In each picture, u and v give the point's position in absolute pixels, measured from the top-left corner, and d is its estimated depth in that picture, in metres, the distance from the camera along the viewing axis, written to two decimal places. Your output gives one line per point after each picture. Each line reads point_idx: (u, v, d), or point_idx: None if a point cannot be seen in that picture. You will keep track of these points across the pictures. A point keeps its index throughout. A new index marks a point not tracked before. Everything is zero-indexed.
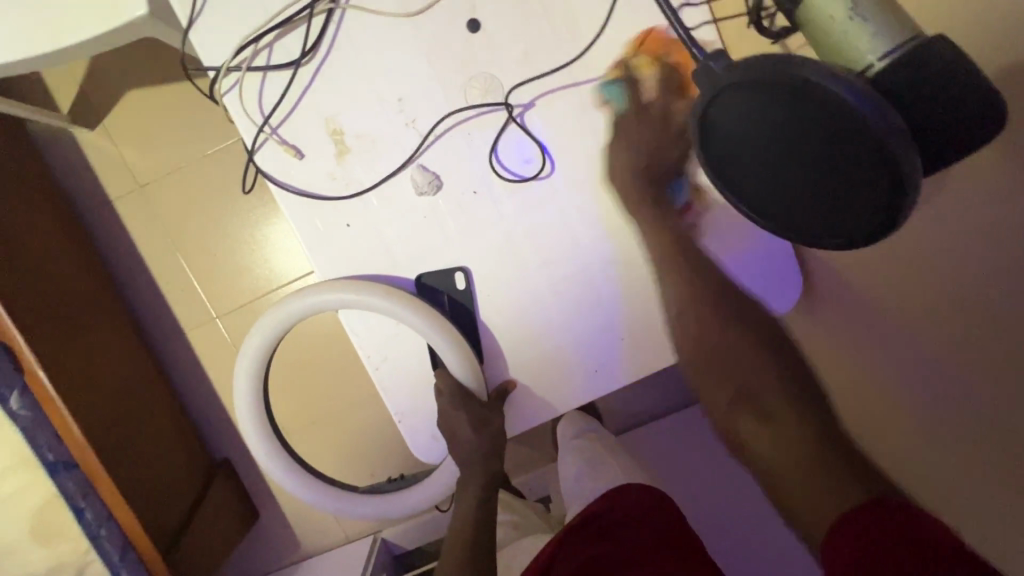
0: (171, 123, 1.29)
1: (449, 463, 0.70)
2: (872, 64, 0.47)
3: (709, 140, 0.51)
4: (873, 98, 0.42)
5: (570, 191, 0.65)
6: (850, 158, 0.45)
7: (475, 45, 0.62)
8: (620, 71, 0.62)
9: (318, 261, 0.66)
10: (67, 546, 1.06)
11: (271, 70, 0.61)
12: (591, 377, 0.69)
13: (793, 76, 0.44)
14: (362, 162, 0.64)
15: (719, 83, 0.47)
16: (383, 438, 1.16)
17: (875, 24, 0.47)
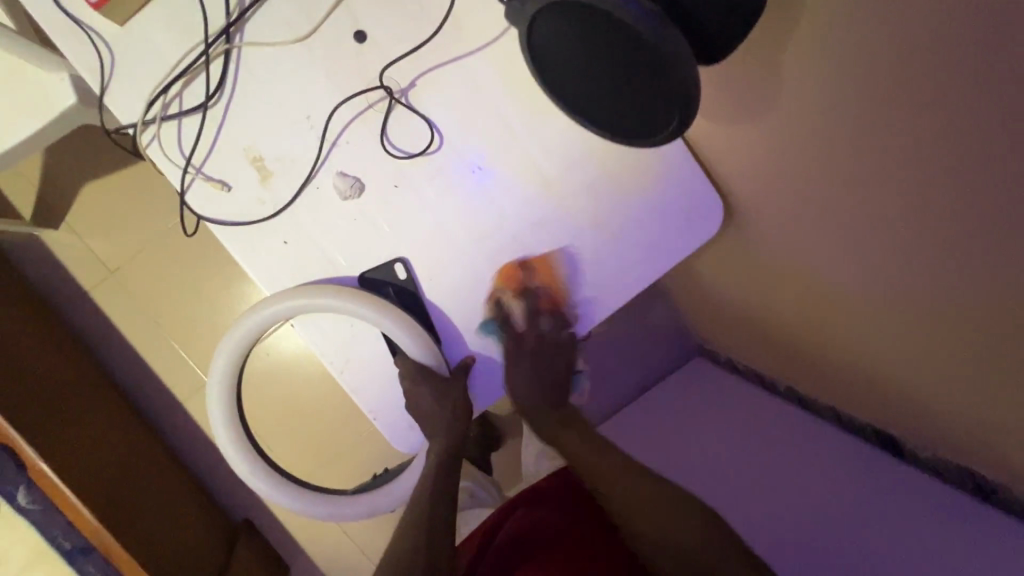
0: (130, 205, 1.35)
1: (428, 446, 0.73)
2: None
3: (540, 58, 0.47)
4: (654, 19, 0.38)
5: (481, 164, 0.70)
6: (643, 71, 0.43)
7: (365, 53, 0.67)
8: (498, 38, 0.67)
9: (264, 281, 0.70)
10: None
11: (184, 115, 0.66)
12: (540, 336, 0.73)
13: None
14: (286, 182, 0.68)
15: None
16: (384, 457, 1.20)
17: None
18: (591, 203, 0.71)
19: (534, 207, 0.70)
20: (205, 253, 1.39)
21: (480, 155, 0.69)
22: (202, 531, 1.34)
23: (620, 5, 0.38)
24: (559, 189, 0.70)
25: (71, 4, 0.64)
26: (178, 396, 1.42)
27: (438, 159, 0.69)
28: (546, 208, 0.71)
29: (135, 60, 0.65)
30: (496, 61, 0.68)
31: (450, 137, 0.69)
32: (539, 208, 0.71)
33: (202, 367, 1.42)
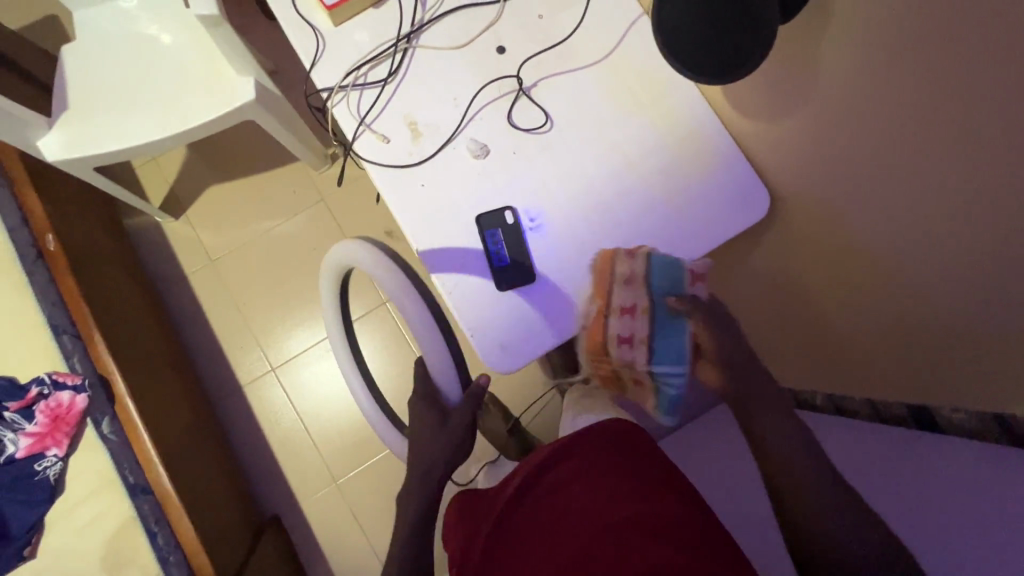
0: (242, 205, 1.59)
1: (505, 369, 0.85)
2: None
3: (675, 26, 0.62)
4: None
5: (580, 145, 0.90)
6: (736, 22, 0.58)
7: (504, 60, 0.92)
8: (601, 60, 0.92)
9: (400, 213, 0.87)
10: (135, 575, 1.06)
11: (367, 87, 0.89)
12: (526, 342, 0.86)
13: None
14: (431, 141, 0.89)
15: None
16: None
17: None
18: (663, 185, 0.90)
19: (619, 181, 0.89)
20: (295, 252, 1.59)
21: (580, 138, 0.90)
22: (237, 511, 1.35)
23: None
24: (637, 170, 0.90)
25: (303, 7, 0.90)
26: (240, 380, 1.52)
27: (548, 137, 0.90)
28: (628, 182, 0.89)
29: (340, 47, 0.90)
30: (598, 74, 0.92)
31: (559, 123, 0.91)
32: (622, 182, 0.89)
33: (269, 355, 1.54)
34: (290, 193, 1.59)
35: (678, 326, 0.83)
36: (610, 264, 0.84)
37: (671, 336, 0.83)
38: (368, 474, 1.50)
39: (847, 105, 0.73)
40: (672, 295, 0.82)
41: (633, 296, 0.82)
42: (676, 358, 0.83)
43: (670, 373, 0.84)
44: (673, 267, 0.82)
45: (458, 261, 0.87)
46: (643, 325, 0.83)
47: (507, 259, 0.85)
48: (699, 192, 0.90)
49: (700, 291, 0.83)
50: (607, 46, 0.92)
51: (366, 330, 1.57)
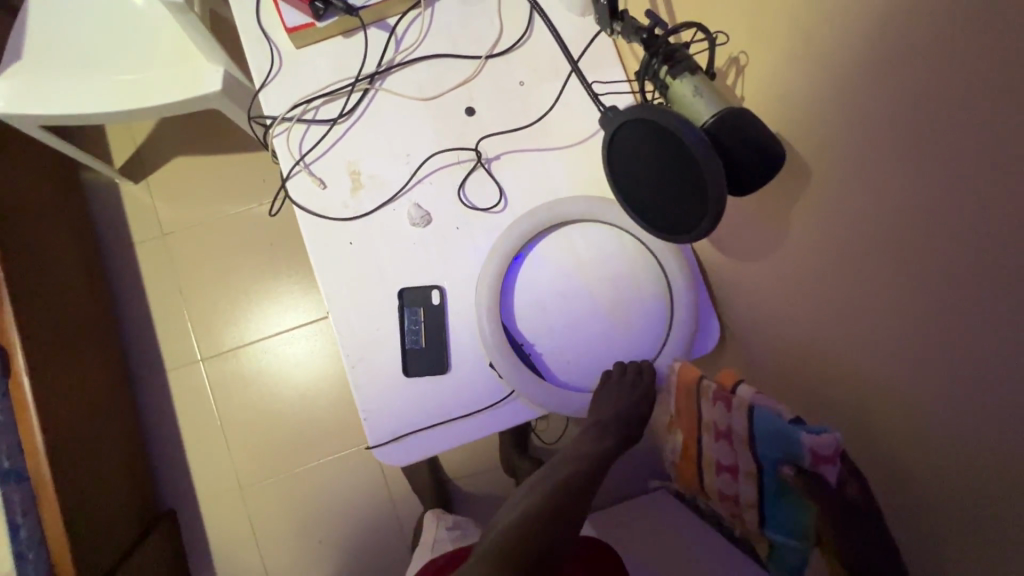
0: (208, 184, 1.51)
1: (392, 457, 0.78)
2: (705, 119, 0.51)
3: (625, 169, 0.56)
4: (700, 135, 0.46)
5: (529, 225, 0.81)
6: (683, 179, 0.49)
7: (470, 123, 0.83)
8: (574, 144, 0.83)
9: (318, 267, 0.80)
10: None
11: (314, 123, 0.81)
12: (631, 333, 0.83)
13: (663, 120, 0.48)
14: (369, 196, 0.81)
15: (615, 118, 0.53)
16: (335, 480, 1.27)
17: (712, 97, 0.52)
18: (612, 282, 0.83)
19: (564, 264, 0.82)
20: (252, 244, 1.52)
21: None
22: (129, 504, 1.29)
23: (685, 133, 0.46)
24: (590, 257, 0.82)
25: (265, 20, 0.82)
26: (166, 364, 1.46)
27: (497, 217, 0.82)
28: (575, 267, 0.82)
29: (296, 73, 0.82)
30: (567, 158, 0.83)
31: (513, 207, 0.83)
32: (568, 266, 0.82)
33: (202, 344, 1.48)
34: (258, 180, 1.52)
35: (795, 499, 0.65)
36: (696, 400, 0.76)
37: (784, 509, 0.67)
38: (277, 488, 1.45)
39: (807, 276, 0.65)
40: (786, 465, 0.62)
41: (732, 455, 0.71)
42: (791, 530, 0.67)
43: (783, 542, 0.69)
44: (783, 441, 0.61)
45: (369, 333, 0.79)
46: (746, 489, 0.70)
47: (422, 343, 0.78)
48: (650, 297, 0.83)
49: (829, 477, 0.59)
50: (584, 131, 0.84)
51: (308, 339, 1.51)
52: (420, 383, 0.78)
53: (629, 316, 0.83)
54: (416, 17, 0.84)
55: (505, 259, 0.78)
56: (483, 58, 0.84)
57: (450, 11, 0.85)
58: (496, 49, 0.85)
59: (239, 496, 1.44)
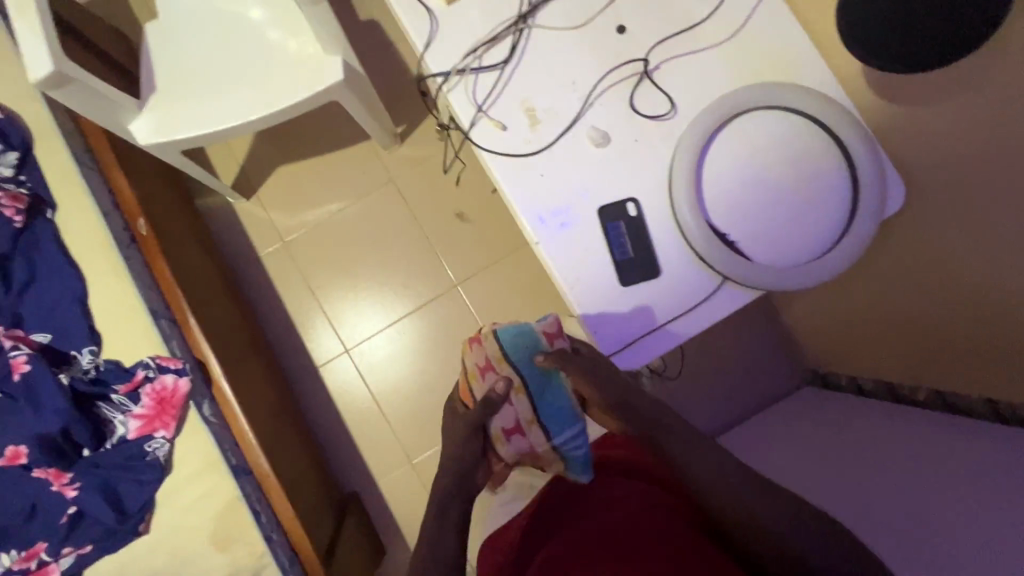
0: (314, 186, 1.57)
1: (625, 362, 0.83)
2: None
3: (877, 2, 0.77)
4: None
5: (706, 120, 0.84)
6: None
7: (623, 41, 0.87)
8: (725, 39, 0.86)
9: (517, 205, 0.85)
10: (244, 550, 1.10)
11: (482, 70, 0.86)
12: (826, 202, 0.83)
13: None
14: (548, 128, 0.85)
15: None
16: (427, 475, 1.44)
17: None
18: (797, 155, 0.84)
19: (746, 149, 0.84)
20: (366, 234, 1.58)
21: None
22: (323, 489, 1.39)
23: None
24: (770, 137, 0.84)
25: None
26: (316, 361, 1.54)
27: (670, 122, 0.86)
28: (756, 149, 0.84)
29: (455, 26, 0.86)
30: (722, 53, 0.86)
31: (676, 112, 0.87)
32: (751, 149, 0.84)
33: (344, 335, 1.56)
34: (359, 173, 1.58)
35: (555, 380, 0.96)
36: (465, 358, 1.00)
37: (555, 403, 0.97)
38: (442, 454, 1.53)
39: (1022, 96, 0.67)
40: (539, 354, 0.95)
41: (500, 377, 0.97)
42: (566, 420, 0.97)
43: (571, 441, 0.96)
44: (522, 339, 0.96)
45: (578, 253, 0.84)
46: (523, 401, 0.96)
47: (630, 252, 0.83)
48: (839, 162, 0.83)
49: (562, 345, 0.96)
50: (733, 25, 0.86)
51: (438, 312, 1.56)
52: (636, 290, 0.84)
53: (820, 186, 0.84)
54: None
55: (694, 153, 0.82)
56: None
57: None
58: None
59: (410, 468, 1.52)
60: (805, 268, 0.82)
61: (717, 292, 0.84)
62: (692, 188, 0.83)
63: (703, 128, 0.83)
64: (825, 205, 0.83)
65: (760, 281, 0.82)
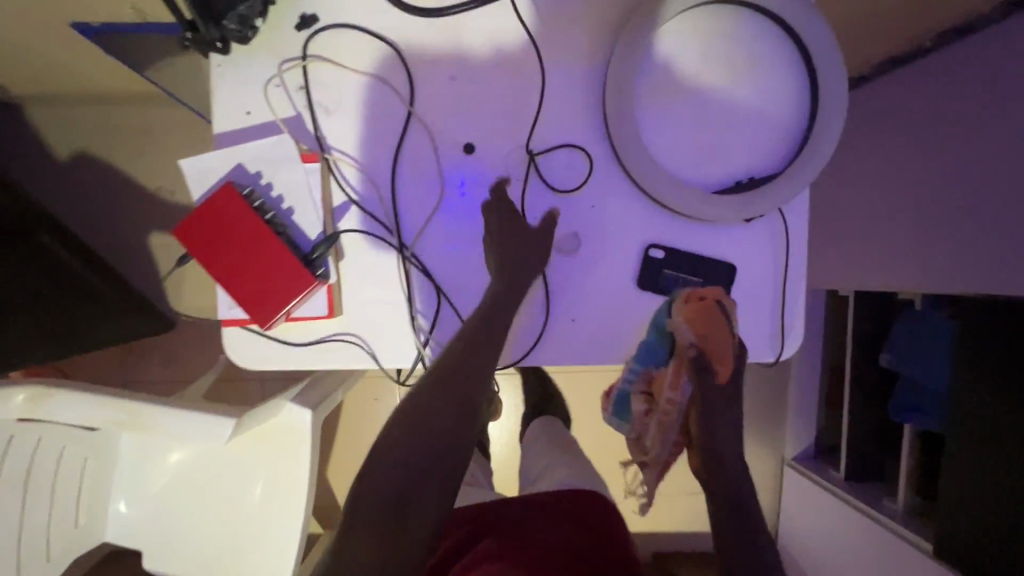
0: (360, 451, 1.47)
1: (791, 345, 0.77)
2: None
3: None
4: None
5: (618, 122, 0.72)
6: None
7: (482, 153, 0.73)
8: (544, 49, 0.72)
9: (591, 361, 0.76)
10: None
11: (435, 319, 0.73)
12: (764, 56, 0.73)
13: None
14: (533, 286, 0.75)
15: None
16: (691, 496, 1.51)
17: None
18: (703, 55, 0.72)
19: (667, 101, 0.72)
20: None
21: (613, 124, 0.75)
22: None
23: None
24: (671, 72, 0.72)
25: (300, 334, 0.72)
26: None
27: (590, 161, 0.74)
28: (673, 92, 0.72)
29: (370, 319, 0.73)
30: (553, 59, 0.72)
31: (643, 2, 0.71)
32: (670, 97, 0.72)
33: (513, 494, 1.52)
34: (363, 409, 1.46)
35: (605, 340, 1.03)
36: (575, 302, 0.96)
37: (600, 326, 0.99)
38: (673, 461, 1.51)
39: None
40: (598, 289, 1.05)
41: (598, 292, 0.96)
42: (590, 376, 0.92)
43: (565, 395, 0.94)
44: None
45: None
46: None
47: (696, 279, 0.75)
48: (736, 19, 0.72)
49: None
50: (536, 28, 0.72)
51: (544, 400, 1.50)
52: (738, 296, 0.76)
53: (745, 52, 0.72)
54: (339, 165, 0.71)
55: (645, 160, 0.71)
56: (413, 110, 0.72)
57: (342, 126, 0.71)
58: (406, 93, 0.72)
59: (670, 495, 1.51)
60: (821, 121, 0.71)
61: (787, 213, 0.75)
62: (675, 182, 0.72)
63: (624, 135, 0.71)
64: (768, 60, 0.73)
65: (808, 174, 0.72)
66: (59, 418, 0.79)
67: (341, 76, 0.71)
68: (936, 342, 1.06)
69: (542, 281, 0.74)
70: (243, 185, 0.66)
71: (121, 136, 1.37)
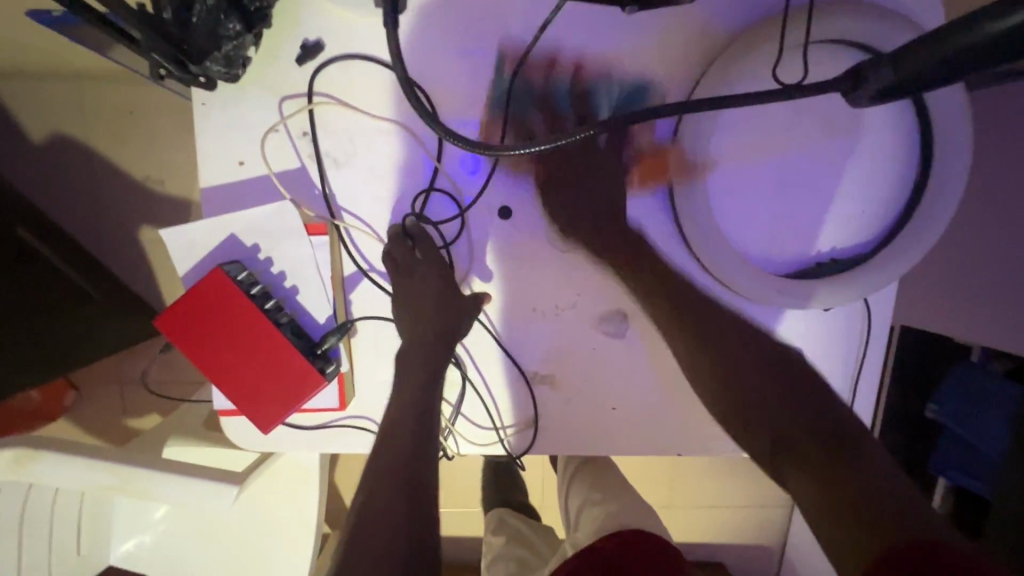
0: None
1: None
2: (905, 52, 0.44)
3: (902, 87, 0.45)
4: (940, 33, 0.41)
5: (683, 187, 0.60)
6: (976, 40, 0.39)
7: (518, 218, 0.62)
8: (599, 95, 0.59)
9: (629, 452, 0.68)
10: None
11: (459, 403, 0.65)
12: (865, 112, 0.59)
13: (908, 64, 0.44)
14: (570, 370, 0.66)
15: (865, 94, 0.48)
16: (704, 513, 1.45)
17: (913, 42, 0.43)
18: (790, 110, 0.59)
19: (741, 164, 0.60)
20: None
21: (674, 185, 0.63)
22: None
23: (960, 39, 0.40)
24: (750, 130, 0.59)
25: (303, 419, 0.63)
26: None
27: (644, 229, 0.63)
28: (750, 155, 0.60)
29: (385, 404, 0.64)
30: (613, 108, 0.59)
31: (770, 66, 0.54)
32: (746, 160, 0.60)
33: None
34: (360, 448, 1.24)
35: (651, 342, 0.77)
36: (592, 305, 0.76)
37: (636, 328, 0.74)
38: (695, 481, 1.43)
39: None
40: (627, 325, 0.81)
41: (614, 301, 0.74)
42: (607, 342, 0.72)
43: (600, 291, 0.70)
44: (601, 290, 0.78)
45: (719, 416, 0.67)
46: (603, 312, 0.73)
47: None
48: None
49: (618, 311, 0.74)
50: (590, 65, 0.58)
51: None
52: None
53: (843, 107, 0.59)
54: (351, 233, 0.59)
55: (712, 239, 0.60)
56: (439, 164, 0.59)
57: (352, 181, 0.59)
58: (431, 142, 0.59)
59: (689, 513, 1.45)
60: (932, 199, 0.58)
61: (870, 299, 0.65)
62: (745, 263, 0.61)
63: (689, 206, 0.60)
64: (869, 119, 0.59)
65: (906, 263, 0.60)
66: (49, 480, 0.73)
67: (354, 122, 0.58)
68: (991, 403, 0.97)
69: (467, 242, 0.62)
70: (238, 261, 0.57)
71: (100, 118, 1.21)
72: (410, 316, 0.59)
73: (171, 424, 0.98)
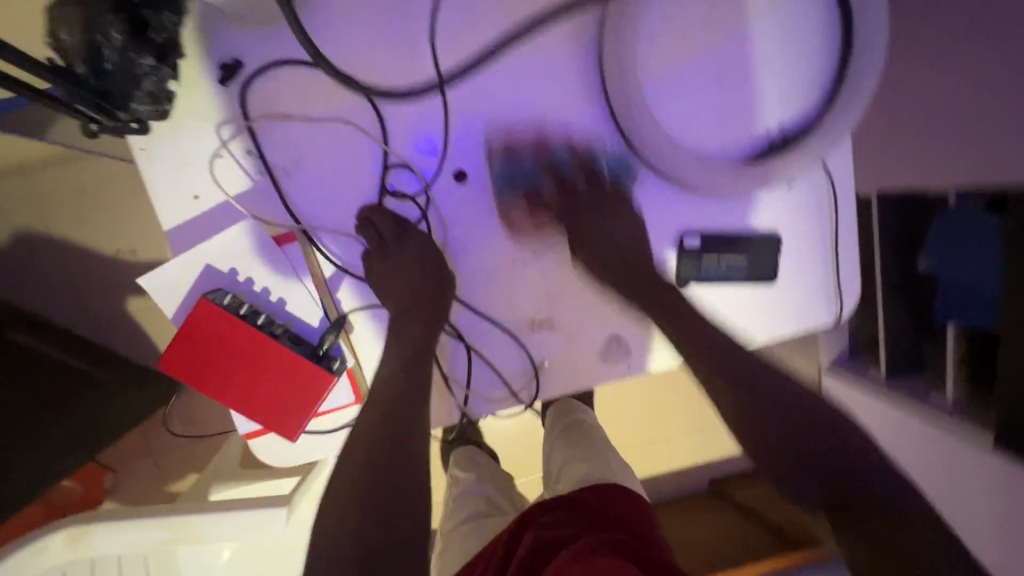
0: None
1: (847, 301, 0.70)
2: None
3: None
4: None
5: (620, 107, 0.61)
6: None
7: (473, 178, 0.63)
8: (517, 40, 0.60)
9: (642, 371, 0.70)
10: None
11: (470, 370, 0.67)
12: None
13: None
14: (565, 310, 0.67)
15: None
16: None
17: None
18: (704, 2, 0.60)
19: (671, 69, 0.61)
20: None
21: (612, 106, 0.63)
22: None
23: None
24: (671, 32, 0.60)
25: (327, 423, 0.65)
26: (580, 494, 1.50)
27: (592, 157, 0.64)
28: (677, 57, 0.61)
29: None
30: (535, 49, 0.61)
31: None
32: (675, 63, 0.61)
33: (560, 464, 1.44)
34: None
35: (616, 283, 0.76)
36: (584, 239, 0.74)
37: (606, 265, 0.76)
38: None
39: None
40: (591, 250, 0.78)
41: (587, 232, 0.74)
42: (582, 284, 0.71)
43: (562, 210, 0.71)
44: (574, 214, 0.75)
45: (716, 314, 0.69)
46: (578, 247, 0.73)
47: (740, 261, 0.67)
48: None
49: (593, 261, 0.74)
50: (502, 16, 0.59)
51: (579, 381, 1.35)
52: (785, 267, 0.69)
53: None
54: (322, 234, 0.61)
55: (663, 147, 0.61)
56: (386, 146, 0.60)
57: (307, 185, 0.60)
58: (373, 128, 0.60)
59: None
60: (858, 51, 0.60)
61: (828, 165, 0.66)
62: (699, 162, 0.62)
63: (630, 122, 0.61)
64: None
65: (849, 123, 0.62)
66: (106, 548, 0.75)
67: (294, 128, 0.59)
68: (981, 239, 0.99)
69: (426, 203, 0.63)
70: (221, 288, 0.58)
71: (60, 203, 1.21)
72: (401, 290, 0.62)
73: (207, 474, 1.00)
